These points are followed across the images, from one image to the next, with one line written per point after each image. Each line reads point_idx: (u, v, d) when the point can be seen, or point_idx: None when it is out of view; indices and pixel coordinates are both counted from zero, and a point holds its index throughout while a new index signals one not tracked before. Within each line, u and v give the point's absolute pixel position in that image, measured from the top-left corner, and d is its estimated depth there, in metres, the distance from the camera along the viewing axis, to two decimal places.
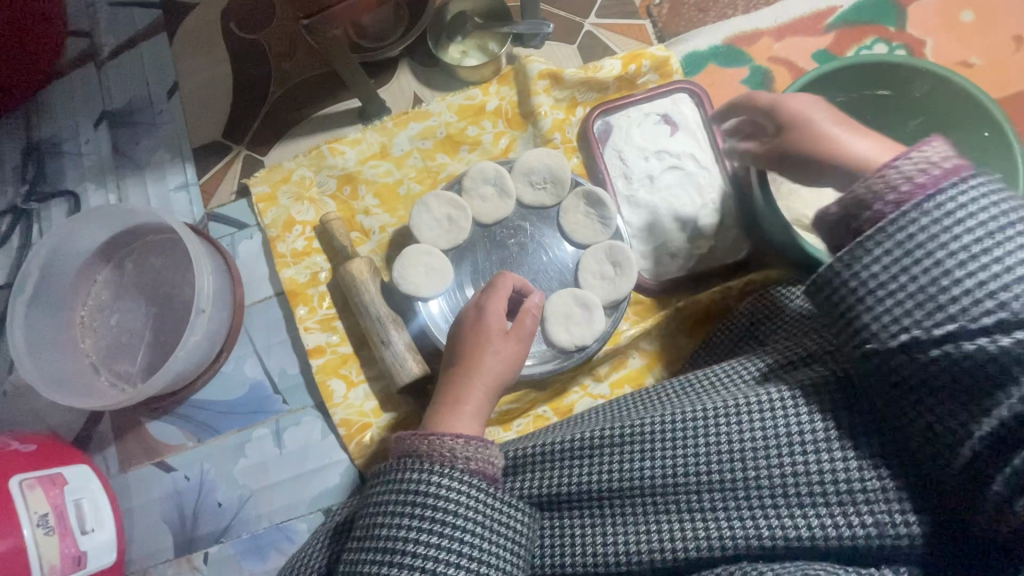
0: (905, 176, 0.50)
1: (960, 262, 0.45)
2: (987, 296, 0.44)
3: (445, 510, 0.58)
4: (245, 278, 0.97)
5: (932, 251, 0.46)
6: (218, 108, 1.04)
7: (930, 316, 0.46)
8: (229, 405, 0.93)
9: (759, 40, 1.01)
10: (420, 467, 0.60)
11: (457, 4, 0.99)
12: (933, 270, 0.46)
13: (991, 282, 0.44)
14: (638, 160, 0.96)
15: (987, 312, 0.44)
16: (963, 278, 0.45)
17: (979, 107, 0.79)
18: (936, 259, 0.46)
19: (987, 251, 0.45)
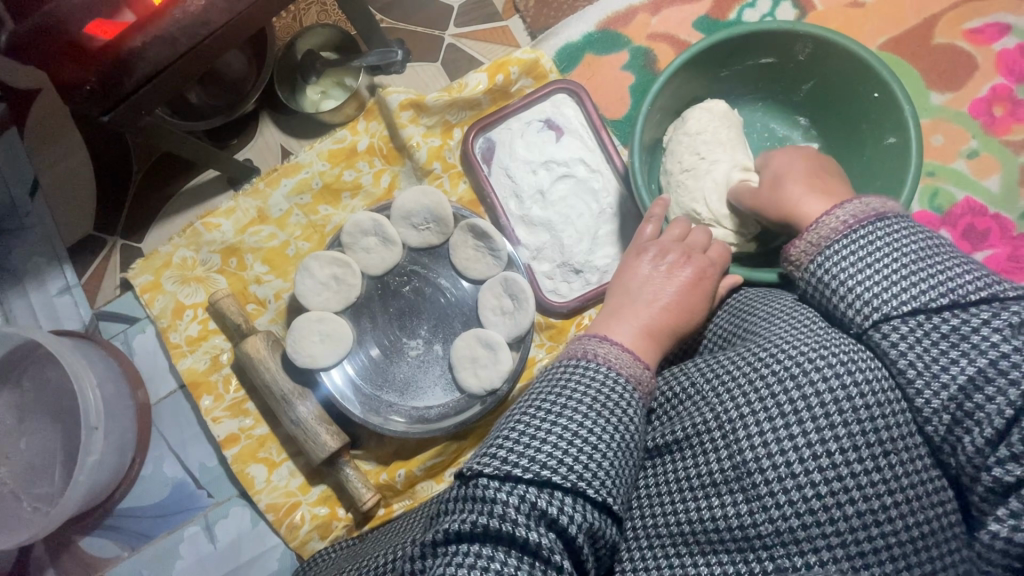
0: (848, 217, 0.57)
1: (903, 265, 0.51)
2: (938, 285, 0.49)
3: (558, 416, 0.50)
4: (147, 375, 0.93)
5: (882, 261, 0.52)
6: (85, 199, 0.98)
7: (896, 296, 0.50)
8: (155, 508, 0.90)
9: (635, 17, 0.93)
10: (554, 379, 0.54)
11: (304, 42, 0.92)
12: (889, 270, 0.52)
13: (936, 278, 0.50)
14: (526, 175, 0.90)
15: (941, 295, 0.49)
16: (910, 274, 0.51)
17: (868, 68, 0.73)
18: (889, 265, 0.52)
19: (917, 262, 0.51)
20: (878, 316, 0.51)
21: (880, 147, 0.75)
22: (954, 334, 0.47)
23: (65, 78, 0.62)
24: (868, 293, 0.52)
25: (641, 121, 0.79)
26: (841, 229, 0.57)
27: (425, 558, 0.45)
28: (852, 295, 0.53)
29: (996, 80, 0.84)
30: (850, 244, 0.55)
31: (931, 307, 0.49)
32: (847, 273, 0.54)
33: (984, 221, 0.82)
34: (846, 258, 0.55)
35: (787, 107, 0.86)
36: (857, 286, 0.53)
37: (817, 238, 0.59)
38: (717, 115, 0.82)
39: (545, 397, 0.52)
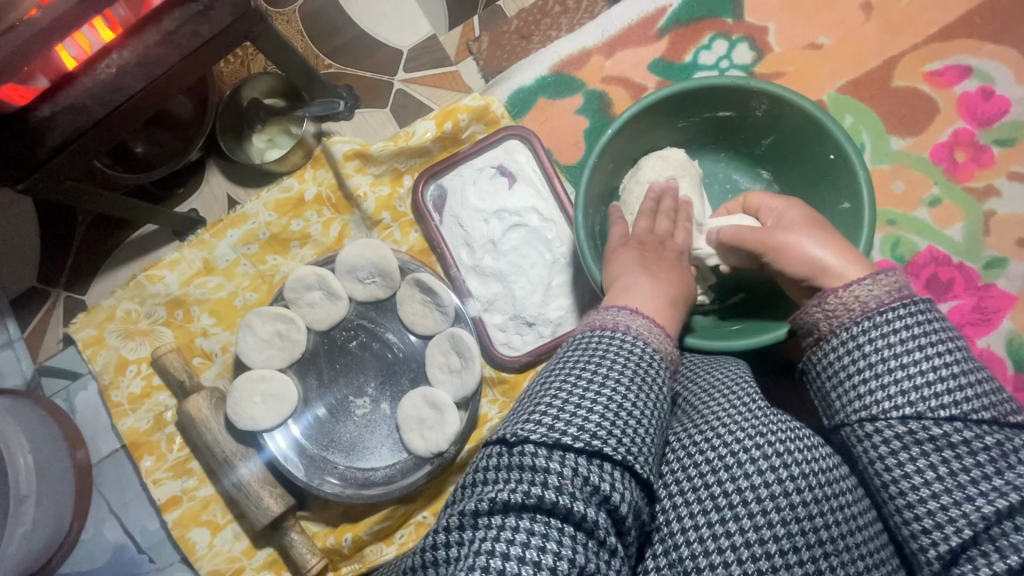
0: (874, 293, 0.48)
1: (953, 359, 0.43)
2: (978, 396, 0.42)
3: (599, 382, 0.44)
4: (89, 433, 0.90)
5: (929, 346, 0.44)
6: (27, 248, 0.95)
7: (939, 391, 0.42)
8: (96, 574, 0.86)
9: (588, 60, 0.91)
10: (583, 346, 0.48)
11: (248, 90, 0.89)
12: (935, 358, 0.43)
13: (980, 384, 0.42)
14: (478, 224, 0.88)
15: (983, 406, 0.42)
16: (956, 370, 0.43)
17: (823, 128, 0.70)
18: (939, 351, 0.44)
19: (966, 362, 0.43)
20: (909, 411, 0.42)
21: (835, 213, 0.72)
22: (996, 450, 0.40)
23: None
24: (903, 377, 0.44)
25: (586, 179, 0.75)
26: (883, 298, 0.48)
27: (463, 528, 0.38)
28: (876, 373, 0.45)
29: (958, 124, 0.82)
30: (901, 313, 0.45)
31: (975, 418, 0.41)
32: (883, 345, 0.45)
33: (947, 271, 0.79)
34: (889, 330, 0.45)
35: (748, 159, 0.82)
36: (890, 365, 0.44)
37: (861, 295, 0.49)
38: (672, 166, 0.79)
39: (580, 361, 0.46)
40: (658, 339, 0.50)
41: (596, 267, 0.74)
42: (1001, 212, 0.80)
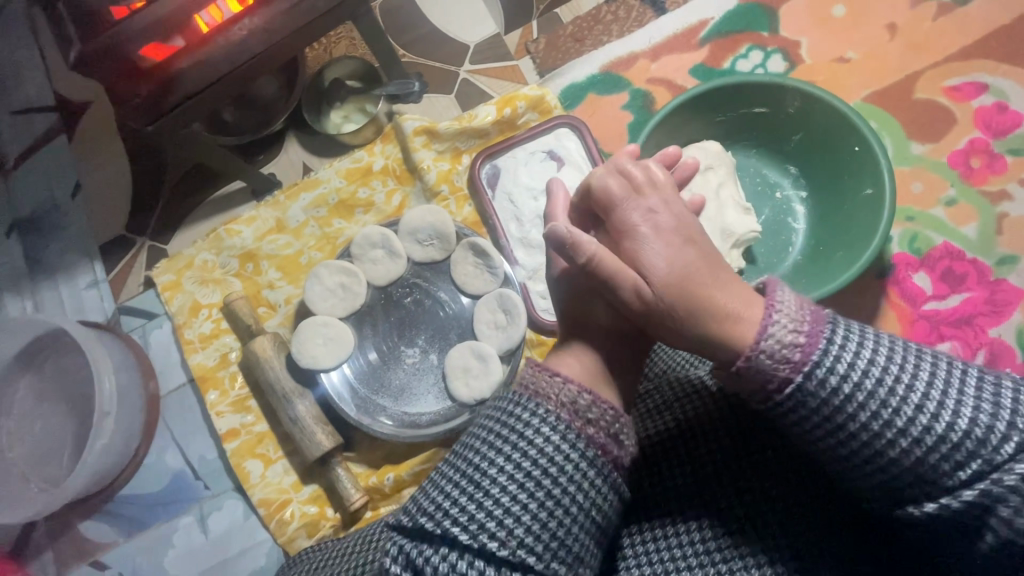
0: (783, 337, 0.43)
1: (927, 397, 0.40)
2: (978, 432, 0.39)
3: (526, 448, 0.43)
4: (159, 368, 0.98)
5: (896, 385, 0.41)
6: (120, 201, 1.06)
7: (927, 435, 0.40)
8: (154, 497, 0.94)
9: (635, 63, 1.01)
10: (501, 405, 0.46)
11: (332, 71, 1.01)
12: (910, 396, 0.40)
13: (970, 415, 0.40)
14: (528, 201, 0.97)
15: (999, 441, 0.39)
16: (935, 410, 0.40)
17: (848, 123, 0.78)
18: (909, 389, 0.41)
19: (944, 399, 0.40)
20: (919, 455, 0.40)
21: (859, 199, 0.80)
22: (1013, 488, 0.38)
23: (117, 91, 0.70)
24: (895, 419, 0.40)
25: None
26: (811, 320, 0.44)
27: None
28: (868, 416, 0.41)
29: (974, 134, 0.89)
30: (856, 346, 0.42)
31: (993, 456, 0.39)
32: (858, 386, 0.41)
33: (961, 265, 0.85)
34: (856, 372, 0.41)
35: (779, 157, 0.90)
36: (879, 407, 0.41)
37: (806, 315, 0.44)
38: (710, 156, 0.88)
39: (506, 421, 0.44)
40: (601, 407, 0.46)
41: None
42: (1013, 214, 0.86)
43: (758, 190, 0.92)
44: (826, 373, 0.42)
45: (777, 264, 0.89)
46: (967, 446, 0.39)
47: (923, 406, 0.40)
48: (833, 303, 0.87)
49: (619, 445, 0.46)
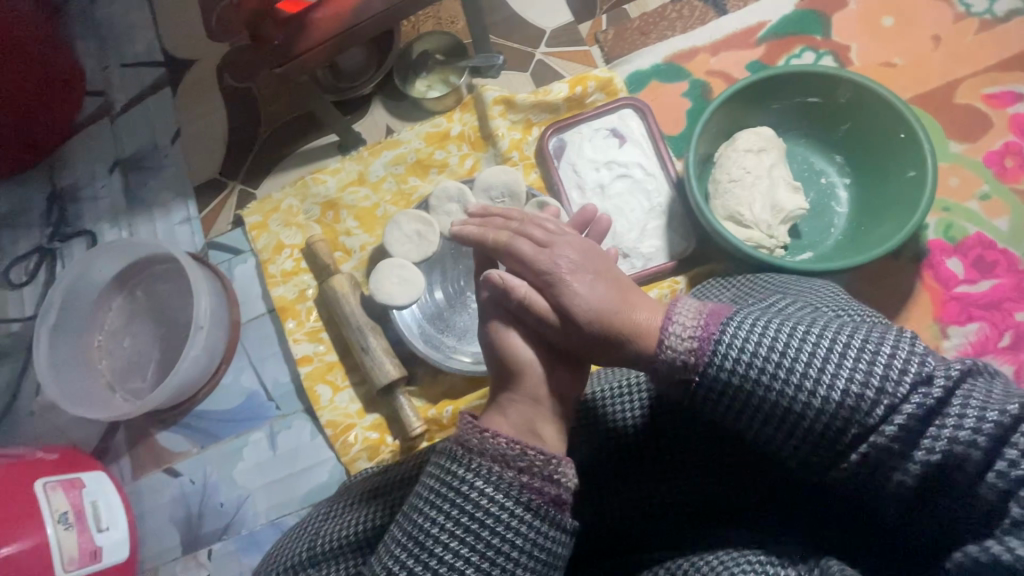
0: (690, 320, 0.57)
1: (831, 361, 0.51)
2: (887, 380, 0.48)
3: (464, 502, 0.53)
4: (242, 298, 1.07)
5: (798, 356, 0.52)
6: (216, 148, 1.17)
7: (859, 389, 0.49)
8: (228, 414, 1.02)
9: (696, 56, 1.10)
10: (445, 463, 0.56)
11: (420, 44, 1.12)
12: (812, 363, 0.51)
13: (883, 365, 0.49)
14: (590, 171, 1.06)
15: (910, 392, 0.47)
16: (840, 370, 0.50)
17: (896, 112, 0.87)
18: (808, 358, 0.52)
19: (843, 356, 0.50)
20: (851, 404, 0.49)
21: (902, 181, 0.88)
22: (934, 413, 0.46)
23: (263, 35, 0.80)
24: (821, 380, 0.51)
25: (696, 133, 0.91)
26: (705, 324, 0.56)
27: None
28: (793, 382, 0.52)
29: (1009, 138, 0.97)
30: (757, 330, 0.54)
31: (907, 391, 0.47)
32: (764, 362, 0.53)
33: (991, 254, 0.93)
34: (761, 352, 0.53)
35: (826, 145, 0.99)
36: (799, 375, 0.52)
37: (707, 312, 0.57)
38: (764, 139, 0.96)
39: (446, 494, 0.54)
40: (530, 455, 0.55)
41: (697, 189, 0.91)
42: None
43: (805, 176, 1.00)
44: (729, 373, 0.54)
45: (820, 241, 0.97)
46: (842, 414, 0.50)
47: (802, 385, 0.51)
48: (870, 280, 0.95)
49: (556, 487, 0.55)
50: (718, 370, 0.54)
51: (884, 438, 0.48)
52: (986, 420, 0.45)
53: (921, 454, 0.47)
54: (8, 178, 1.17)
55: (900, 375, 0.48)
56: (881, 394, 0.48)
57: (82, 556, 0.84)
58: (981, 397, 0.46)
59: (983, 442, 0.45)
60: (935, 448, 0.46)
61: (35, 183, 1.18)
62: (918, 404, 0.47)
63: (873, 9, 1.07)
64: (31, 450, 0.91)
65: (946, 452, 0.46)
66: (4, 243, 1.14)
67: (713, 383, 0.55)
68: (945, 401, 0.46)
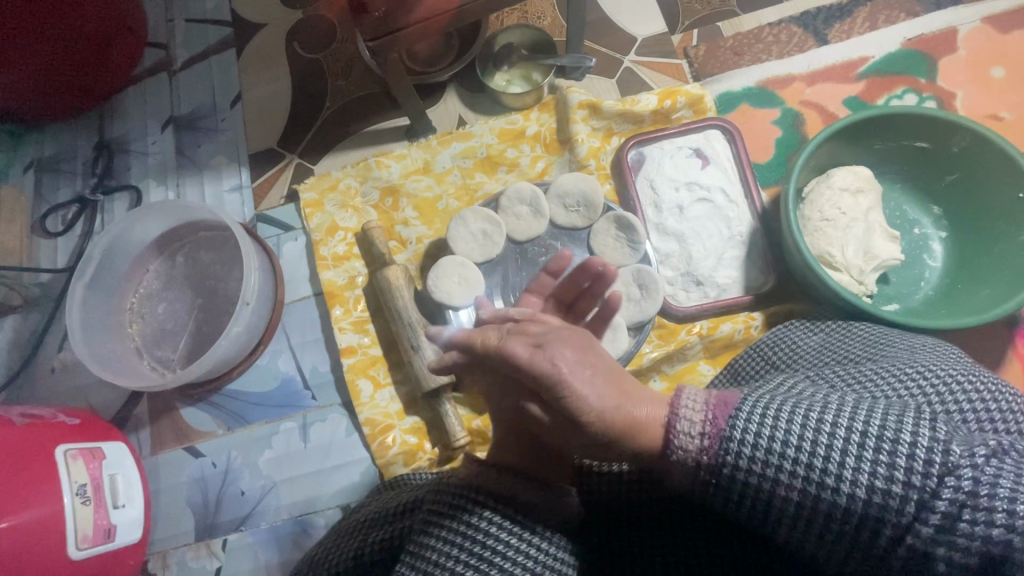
0: (688, 419, 0.50)
1: (856, 457, 0.45)
2: (923, 472, 0.43)
3: (478, 535, 0.51)
4: (287, 277, 1.02)
5: (812, 454, 0.46)
6: (276, 118, 1.12)
7: (887, 483, 0.44)
8: (260, 397, 0.97)
9: (791, 83, 1.05)
10: (449, 503, 0.54)
11: (505, 36, 1.07)
12: (828, 462, 0.45)
13: (901, 453, 0.44)
14: (669, 190, 0.99)
15: (942, 481, 0.43)
16: (859, 467, 0.44)
17: (1017, 170, 0.82)
18: (824, 456, 0.46)
19: (863, 447, 0.45)
20: (881, 502, 0.44)
21: (1015, 243, 0.83)
22: (968, 495, 0.42)
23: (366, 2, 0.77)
24: (844, 479, 0.45)
25: (798, 166, 0.86)
26: (713, 417, 0.50)
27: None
28: (811, 488, 0.46)
29: None
30: (765, 424, 0.48)
31: (940, 478, 0.43)
32: (779, 470, 0.47)
33: None
34: (775, 463, 0.47)
35: (922, 194, 0.95)
36: (821, 478, 0.45)
37: (699, 412, 0.50)
38: (861, 179, 0.91)
39: (460, 530, 0.52)
40: (533, 486, 0.54)
41: (794, 222, 0.85)
42: None
43: (897, 224, 0.95)
44: (747, 472, 0.48)
45: (907, 294, 0.92)
46: (872, 515, 0.44)
47: (825, 481, 0.45)
48: (958, 341, 0.90)
49: (558, 514, 0.54)
50: (737, 470, 0.48)
51: (921, 538, 0.43)
52: (1017, 513, 0.41)
53: (951, 552, 0.43)
54: (57, 121, 1.12)
55: (927, 468, 0.43)
56: (909, 489, 0.43)
57: (94, 534, 0.79)
58: (1010, 481, 0.42)
59: (1016, 540, 0.41)
60: (971, 545, 0.42)
61: (84, 130, 1.13)
62: (951, 499, 0.42)
63: (983, 58, 1.03)
64: (52, 411, 0.85)
65: (980, 551, 0.42)
66: (44, 189, 1.09)
67: (729, 481, 0.48)
68: (977, 492, 0.42)
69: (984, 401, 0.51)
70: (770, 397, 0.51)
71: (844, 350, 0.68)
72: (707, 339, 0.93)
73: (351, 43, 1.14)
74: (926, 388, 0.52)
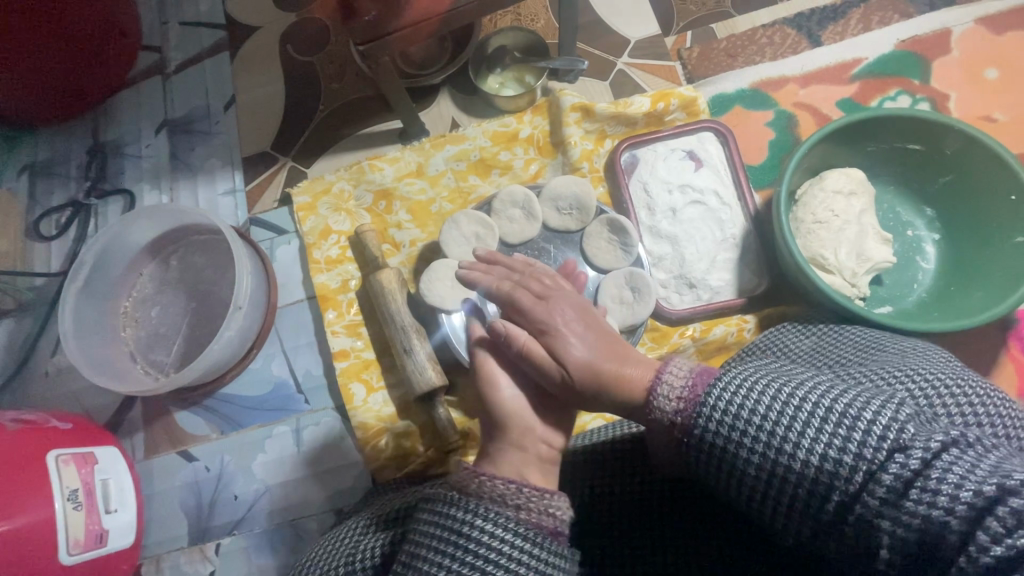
0: (674, 386, 0.53)
1: (816, 426, 0.46)
2: (876, 444, 0.43)
3: (469, 542, 0.50)
4: (281, 281, 1.02)
5: (775, 421, 0.47)
6: (270, 121, 1.12)
7: (841, 453, 0.44)
8: (254, 401, 0.97)
9: (785, 85, 1.05)
10: (442, 512, 0.52)
11: (499, 38, 1.07)
12: (790, 430, 0.47)
13: (859, 427, 0.44)
14: (662, 193, 0.99)
15: (890, 454, 0.43)
16: (818, 436, 0.45)
17: (1010, 172, 0.81)
18: (786, 424, 0.47)
19: (823, 420, 0.46)
20: (830, 472, 0.44)
21: (1008, 245, 0.83)
22: (915, 474, 0.42)
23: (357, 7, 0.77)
24: (800, 446, 0.46)
25: (790, 169, 0.86)
26: (693, 384, 0.52)
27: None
28: (767, 453, 0.47)
29: None
30: (737, 391, 0.50)
31: (886, 451, 0.43)
32: (744, 433, 0.48)
33: None
34: (742, 425, 0.48)
35: (915, 196, 0.95)
36: (781, 445, 0.47)
37: (683, 378, 0.53)
38: (854, 181, 0.90)
39: (451, 538, 0.51)
40: (525, 493, 0.52)
41: (786, 225, 0.85)
42: None
43: (890, 226, 0.95)
44: (711, 435, 0.50)
45: (900, 296, 0.92)
46: (822, 483, 0.45)
47: (781, 447, 0.47)
48: (951, 344, 0.90)
49: (553, 519, 0.52)
50: (702, 431, 0.50)
51: (866, 510, 0.43)
52: (959, 499, 0.40)
53: (895, 528, 0.43)
54: (51, 125, 1.12)
55: (879, 442, 0.43)
56: (860, 462, 0.44)
57: (87, 539, 0.79)
58: (961, 470, 0.41)
59: (956, 523, 0.40)
60: (912, 523, 0.42)
61: (78, 133, 1.13)
62: (898, 475, 0.42)
63: (978, 60, 1.03)
64: (44, 416, 0.85)
65: (919, 529, 0.42)
66: (39, 192, 1.09)
67: (695, 443, 0.51)
68: (925, 472, 0.42)
69: (968, 409, 0.51)
70: (749, 370, 0.53)
71: (839, 351, 0.68)
72: (700, 342, 0.94)
73: (345, 46, 1.14)
74: (912, 384, 0.53)
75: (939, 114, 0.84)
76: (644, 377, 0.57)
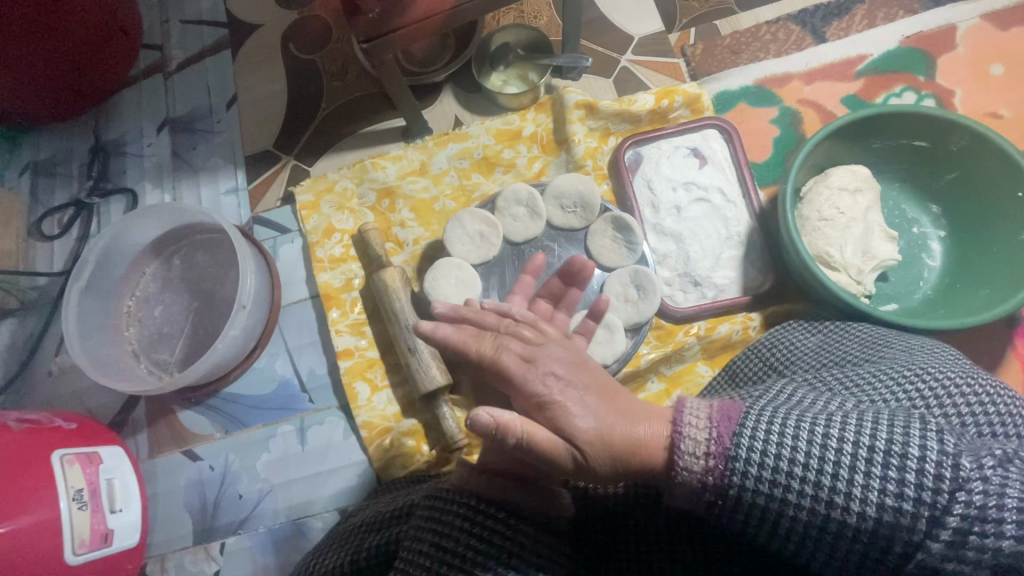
0: (692, 437, 0.49)
1: (863, 472, 0.44)
2: (936, 489, 0.42)
3: (460, 534, 0.51)
4: (284, 279, 1.02)
5: (821, 471, 0.45)
6: (271, 119, 1.11)
7: (898, 498, 0.43)
8: (258, 400, 0.96)
9: (789, 82, 1.04)
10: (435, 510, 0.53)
11: (501, 36, 1.07)
12: (837, 481, 0.45)
13: (907, 469, 0.43)
14: (666, 191, 0.99)
15: (953, 499, 0.42)
16: (869, 485, 0.44)
17: (1015, 169, 0.81)
18: (833, 474, 0.45)
19: (869, 463, 0.44)
20: (890, 519, 0.43)
21: (1013, 242, 0.83)
22: (977, 513, 0.41)
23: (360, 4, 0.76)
24: (854, 494, 0.44)
25: (795, 167, 0.86)
26: (718, 434, 0.49)
27: None
28: (820, 509, 0.45)
29: None
30: (772, 440, 0.47)
31: (946, 494, 0.42)
32: (790, 488, 0.46)
33: None
34: (790, 483, 0.46)
35: (920, 193, 0.95)
36: (833, 497, 0.45)
37: (702, 425, 0.50)
38: (859, 179, 0.90)
39: (445, 528, 0.51)
40: (518, 487, 0.53)
41: (791, 222, 0.85)
42: None
43: (895, 223, 0.95)
44: (753, 491, 0.47)
45: (905, 294, 0.92)
46: (883, 533, 0.43)
47: (834, 500, 0.45)
48: (958, 342, 0.89)
49: (545, 515, 0.52)
50: (744, 489, 0.47)
51: (933, 553, 0.42)
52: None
53: (963, 566, 0.42)
54: (52, 124, 1.12)
55: (937, 483, 0.42)
56: (920, 506, 0.42)
57: (92, 539, 0.79)
58: (1018, 490, 0.41)
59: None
60: (981, 559, 0.41)
61: (79, 132, 1.12)
62: (962, 513, 0.41)
63: (983, 55, 1.02)
64: (48, 416, 0.85)
65: (992, 564, 0.41)
66: (40, 192, 1.08)
67: (739, 500, 0.48)
68: (987, 507, 0.41)
69: (984, 405, 0.50)
70: (774, 410, 0.50)
71: (843, 350, 0.67)
72: (704, 340, 0.93)
73: (347, 44, 1.14)
74: (926, 393, 0.52)
75: (947, 110, 0.84)
76: (655, 430, 0.52)
